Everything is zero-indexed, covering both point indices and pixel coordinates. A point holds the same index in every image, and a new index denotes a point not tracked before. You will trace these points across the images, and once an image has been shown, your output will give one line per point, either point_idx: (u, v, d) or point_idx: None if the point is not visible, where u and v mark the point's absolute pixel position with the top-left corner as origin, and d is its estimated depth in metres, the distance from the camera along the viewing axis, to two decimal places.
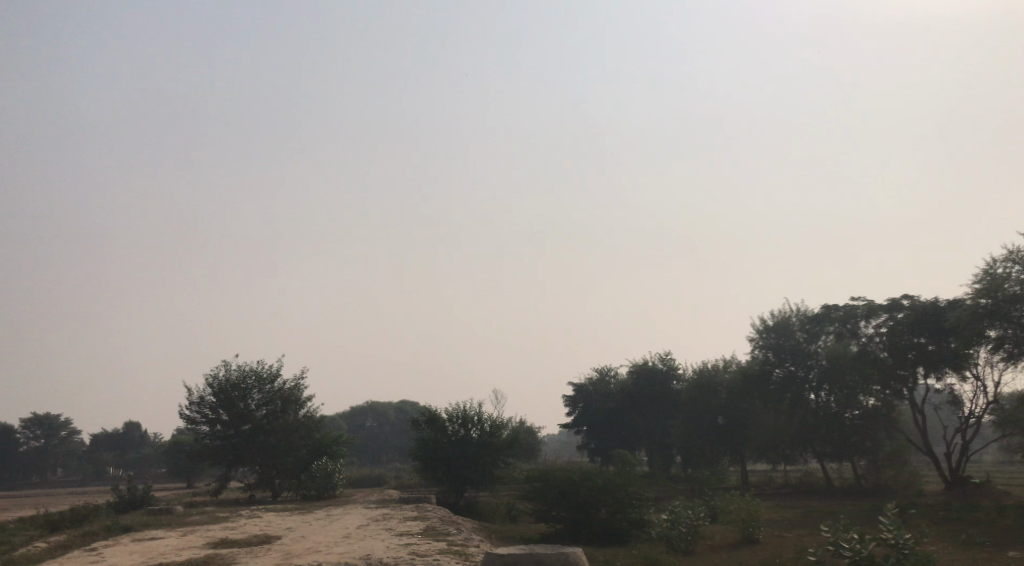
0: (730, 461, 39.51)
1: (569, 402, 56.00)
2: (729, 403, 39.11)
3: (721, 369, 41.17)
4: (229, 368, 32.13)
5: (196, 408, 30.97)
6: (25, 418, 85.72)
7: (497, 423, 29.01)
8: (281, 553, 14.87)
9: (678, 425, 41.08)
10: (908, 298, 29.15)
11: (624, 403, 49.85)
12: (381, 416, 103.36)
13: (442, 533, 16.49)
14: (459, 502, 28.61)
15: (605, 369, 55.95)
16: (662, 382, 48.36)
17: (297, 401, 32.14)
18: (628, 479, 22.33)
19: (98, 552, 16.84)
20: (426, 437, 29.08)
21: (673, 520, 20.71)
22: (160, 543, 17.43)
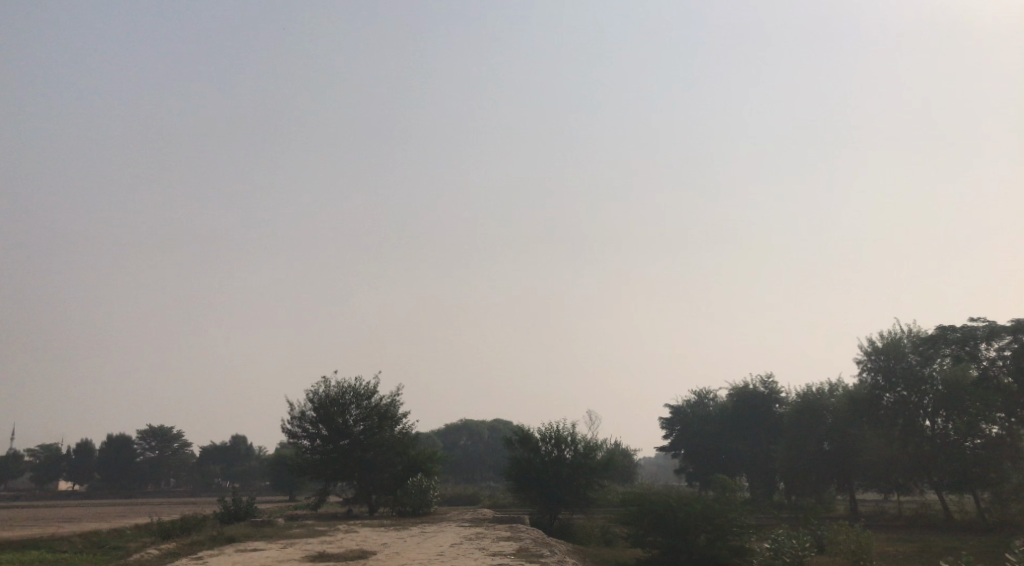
0: (837, 489, 37.76)
1: (666, 425, 54.85)
2: (835, 428, 37.43)
3: (826, 393, 39.44)
4: (329, 383, 32.84)
5: (297, 423, 31.75)
6: (141, 429, 89.91)
7: (591, 444, 28.54)
8: None
9: (781, 451, 39.55)
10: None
11: (723, 427, 48.44)
12: (477, 434, 103.97)
13: (536, 555, 16.23)
14: (553, 523, 28.20)
15: (704, 391, 54.57)
16: (764, 406, 46.75)
17: (393, 418, 32.51)
18: (728, 505, 21.48)
19: (204, 561, 17.34)
20: (519, 456, 28.86)
21: (776, 550, 19.84)
22: (261, 554, 17.81)
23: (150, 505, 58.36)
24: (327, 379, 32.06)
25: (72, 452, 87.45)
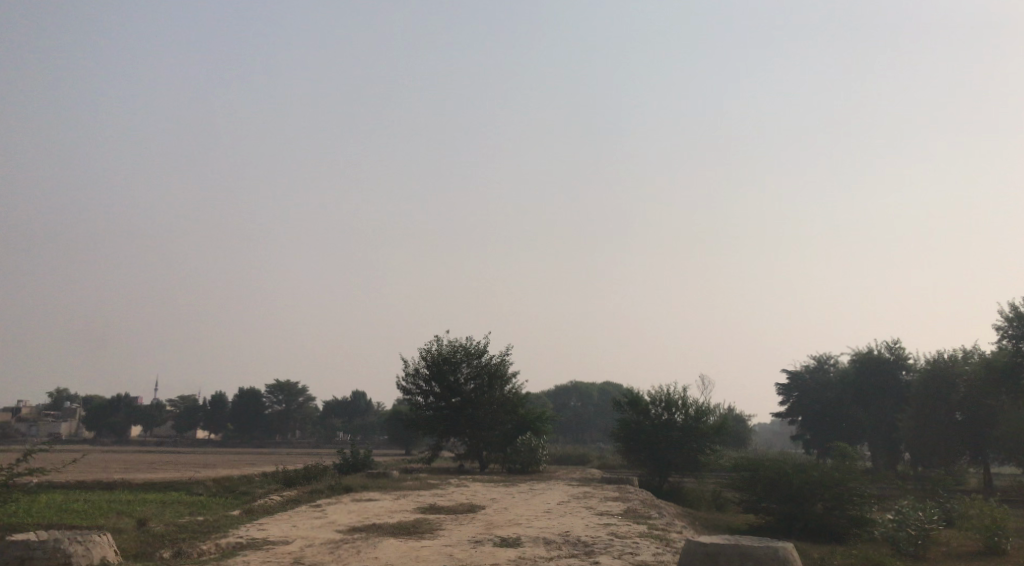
0: (969, 462, 35.82)
1: (782, 390, 53.38)
2: (968, 398, 35.37)
3: (960, 360, 37.25)
4: (440, 342, 33.44)
5: (411, 380, 32.54)
6: (269, 383, 94.37)
7: (702, 408, 28.01)
8: (483, 522, 15.07)
9: (907, 419, 37.79)
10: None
11: (844, 393, 46.64)
12: (587, 396, 104.12)
13: (645, 516, 16.00)
14: (663, 486, 27.89)
15: (825, 356, 52.66)
16: (889, 372, 44.75)
17: (504, 377, 32.80)
18: (848, 474, 20.77)
19: (322, 508, 18.00)
20: (629, 419, 28.68)
21: (900, 521, 18.97)
22: (375, 504, 18.37)
23: (278, 454, 61.45)
24: (439, 338, 32.63)
25: (207, 403, 92.77)
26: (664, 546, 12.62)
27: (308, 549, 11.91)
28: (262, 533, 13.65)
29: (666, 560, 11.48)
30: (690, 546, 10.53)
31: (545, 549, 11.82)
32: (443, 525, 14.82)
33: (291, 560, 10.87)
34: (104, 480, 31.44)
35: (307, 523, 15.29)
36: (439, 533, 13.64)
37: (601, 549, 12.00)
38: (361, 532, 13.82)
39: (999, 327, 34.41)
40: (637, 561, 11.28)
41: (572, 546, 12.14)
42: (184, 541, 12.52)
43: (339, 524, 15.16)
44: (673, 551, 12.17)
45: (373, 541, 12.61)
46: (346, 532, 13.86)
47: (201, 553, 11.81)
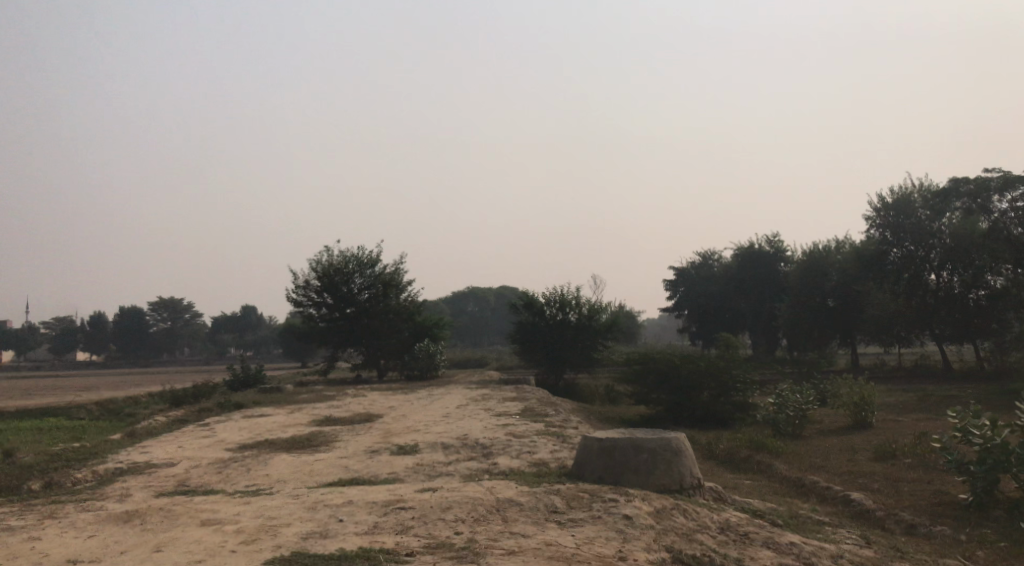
0: (840, 343, 38.07)
1: (670, 286, 55.08)
2: (839, 284, 37.21)
3: (832, 250, 39.14)
4: (331, 252, 32.46)
5: (301, 292, 31.51)
6: (152, 301, 90.98)
7: (595, 306, 28.38)
8: (381, 431, 14.79)
9: (784, 308, 39.64)
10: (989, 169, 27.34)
11: (727, 286, 48.41)
12: (484, 299, 104.51)
13: (542, 415, 16.08)
14: (559, 383, 28.40)
15: (709, 252, 54.34)
16: (769, 265, 46.53)
17: (398, 285, 32.29)
18: (731, 362, 21.53)
19: (211, 426, 17.31)
20: (524, 320, 28.87)
21: (780, 404, 19.90)
22: (268, 420, 17.80)
23: (166, 373, 59.49)
24: (329, 248, 31.63)
25: (86, 324, 88.27)
26: (561, 442, 12.68)
27: (193, 470, 11.35)
28: (144, 457, 12.96)
29: (563, 457, 11.52)
30: (587, 442, 10.55)
31: (443, 455, 11.66)
32: (339, 437, 14.45)
33: (175, 484, 10.31)
34: None
35: (194, 443, 14.65)
36: (336, 445, 13.31)
37: (499, 450, 11.93)
38: (252, 450, 13.30)
39: (867, 216, 36.32)
40: (535, 460, 11.27)
41: (471, 450, 12.04)
42: (55, 471, 11.72)
43: (229, 442, 14.58)
44: (571, 447, 12.27)
45: (264, 458, 12.14)
46: (236, 451, 13.32)
47: (75, 483, 11.10)
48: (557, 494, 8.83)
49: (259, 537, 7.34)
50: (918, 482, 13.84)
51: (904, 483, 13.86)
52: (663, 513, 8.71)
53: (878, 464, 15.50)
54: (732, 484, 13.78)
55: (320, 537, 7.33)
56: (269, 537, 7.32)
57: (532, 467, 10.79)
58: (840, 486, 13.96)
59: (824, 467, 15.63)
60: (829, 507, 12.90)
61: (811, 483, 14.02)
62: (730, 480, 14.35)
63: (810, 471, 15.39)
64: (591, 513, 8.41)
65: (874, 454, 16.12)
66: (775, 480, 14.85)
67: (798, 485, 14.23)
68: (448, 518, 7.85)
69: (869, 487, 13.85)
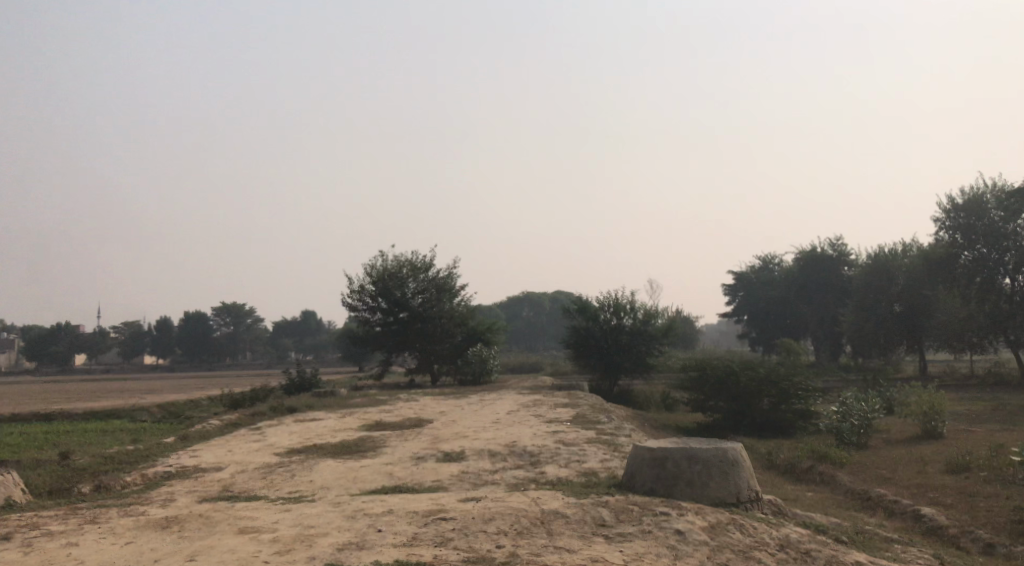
0: (907, 350, 36.67)
1: (729, 291, 53.98)
2: (906, 289, 35.81)
3: (898, 253, 37.77)
4: (385, 257, 32.56)
5: (356, 297, 31.67)
6: (215, 306, 93.03)
7: (650, 311, 27.85)
8: (430, 437, 14.58)
9: (849, 313, 38.43)
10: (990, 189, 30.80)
11: (788, 291, 47.15)
12: (539, 304, 104.15)
13: (594, 422, 15.67)
14: (614, 390, 27.90)
15: (769, 256, 53.11)
16: (831, 269, 45.08)
17: (451, 290, 32.18)
18: (792, 369, 20.78)
19: (263, 430, 17.33)
20: (579, 325, 28.47)
21: (843, 413, 19.12)
22: (320, 425, 17.75)
23: (229, 377, 60.76)
24: (384, 254, 31.74)
25: (153, 328, 90.71)
26: (612, 451, 12.27)
27: (239, 475, 11.27)
28: (194, 461, 12.97)
29: (614, 467, 11.12)
30: (638, 451, 10.15)
31: (490, 463, 11.36)
32: (388, 442, 14.27)
33: (220, 489, 10.23)
34: (42, 411, 30.37)
35: (243, 447, 14.64)
36: (383, 451, 13.14)
37: (548, 458, 11.58)
38: (300, 455, 13.20)
39: (935, 218, 34.96)
40: (584, 469, 10.89)
41: (518, 458, 11.72)
42: (106, 474, 11.79)
43: (278, 446, 14.53)
44: (622, 457, 11.86)
45: (310, 463, 12.01)
46: (284, 455, 13.24)
47: (124, 486, 11.13)
48: (605, 506, 8.44)
49: (294, 547, 7.13)
50: (994, 498, 13.03)
51: (979, 499, 13.07)
52: (718, 528, 8.25)
53: (950, 477, 14.68)
54: (793, 496, 13.18)
55: (357, 549, 7.10)
56: (304, 547, 7.12)
57: (581, 477, 10.41)
58: (908, 500, 13.24)
59: (891, 480, 14.86)
60: (898, 522, 12.23)
61: (879, 497, 13.32)
62: (791, 492, 13.73)
63: (877, 483, 14.67)
64: (640, 527, 8.01)
65: (946, 466, 15.29)
66: (839, 492, 14.17)
67: (864, 499, 13.54)
68: (490, 531, 7.55)
69: (941, 502, 13.10)
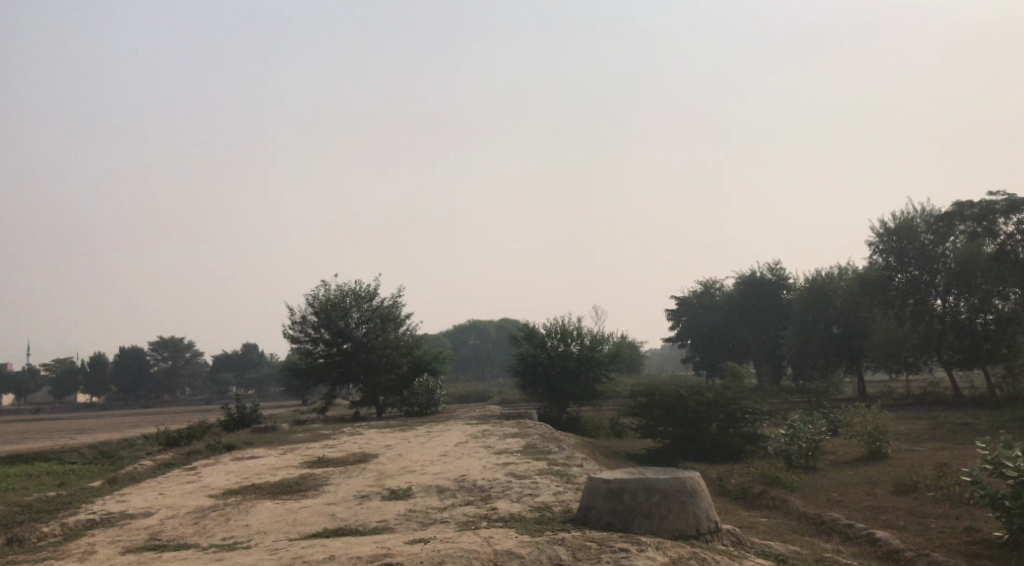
0: (846, 371, 37.16)
1: (672, 316, 54.37)
2: (844, 311, 36.32)
3: (835, 276, 38.44)
4: (327, 287, 31.80)
5: (298, 328, 30.76)
6: (152, 340, 90.36)
7: (598, 336, 27.69)
8: (375, 473, 13.96)
9: (789, 336, 38.87)
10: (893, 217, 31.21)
11: (730, 315, 47.61)
12: (485, 332, 103.65)
13: (545, 452, 15.25)
14: (562, 418, 27.55)
15: (710, 281, 53.71)
16: (771, 292, 45.62)
17: (396, 319, 31.56)
18: (740, 393, 20.71)
19: (197, 471, 16.45)
20: (525, 353, 28.10)
21: (792, 435, 19.03)
22: (259, 462, 16.95)
23: (166, 413, 58.73)
24: (326, 283, 30.97)
25: (86, 365, 87.38)
26: (565, 483, 11.87)
27: (168, 521, 10.54)
28: (120, 506, 12.13)
29: (568, 500, 10.71)
30: (593, 484, 9.76)
31: (438, 500, 10.84)
32: (330, 480, 13.63)
33: (146, 538, 9.52)
34: None
35: (176, 490, 13.83)
36: (325, 489, 12.49)
37: (499, 493, 11.11)
38: (237, 496, 12.48)
39: (870, 241, 35.74)
40: (538, 504, 10.45)
41: (468, 493, 11.22)
42: (22, 525, 10.93)
43: (213, 487, 13.76)
44: (576, 488, 11.45)
45: (246, 505, 11.33)
46: (219, 497, 12.50)
47: (41, 538, 10.32)
48: (561, 544, 8.04)
49: None
50: (946, 518, 12.99)
51: (931, 519, 13.00)
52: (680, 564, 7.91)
53: (900, 498, 14.64)
54: (747, 523, 12.93)
55: None
56: None
57: (535, 513, 9.97)
58: (862, 523, 13.11)
59: (842, 502, 14.76)
60: (854, 547, 12.06)
61: (832, 521, 13.16)
62: (744, 518, 13.49)
63: (829, 507, 14.52)
64: None
65: (895, 487, 15.26)
66: (793, 517, 13.99)
67: (818, 524, 13.35)
68: None
69: (894, 524, 12.98)
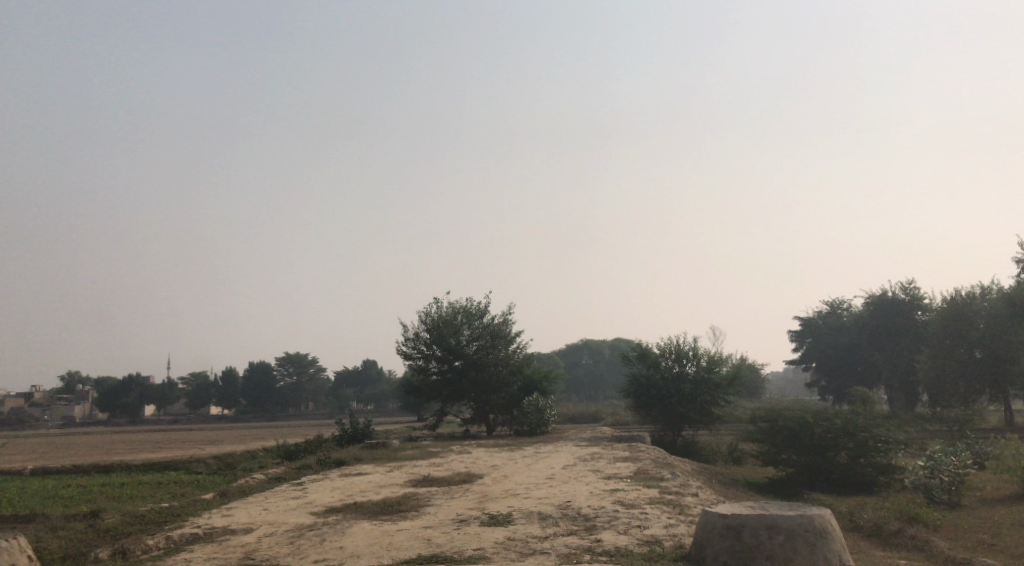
0: (991, 399, 34.16)
1: (795, 337, 51.96)
2: (987, 335, 33.41)
3: (977, 297, 35.48)
4: (439, 305, 31.83)
5: (411, 345, 30.90)
6: (279, 357, 93.78)
7: (715, 357, 26.39)
8: (477, 495, 13.43)
9: (925, 360, 36.13)
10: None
11: (858, 337, 44.92)
12: (598, 352, 102.40)
13: (657, 479, 14.35)
14: (677, 441, 26.40)
15: (837, 301, 51.06)
16: (904, 313, 42.71)
17: (506, 336, 31.18)
18: (871, 419, 19.10)
19: (304, 486, 16.40)
20: (638, 373, 27.09)
21: (931, 467, 17.34)
22: (364, 479, 16.77)
23: (291, 426, 60.48)
24: (438, 300, 30.96)
25: (218, 379, 91.40)
26: (677, 514, 10.99)
27: (266, 539, 10.34)
28: (224, 522, 12.08)
29: (679, 534, 9.86)
30: (708, 518, 8.89)
31: (539, 528, 10.18)
32: (432, 500, 13.22)
33: (241, 556, 9.31)
34: (98, 463, 30.09)
35: (280, 506, 13.72)
36: (425, 511, 12.03)
37: (604, 523, 10.35)
38: (338, 515, 12.23)
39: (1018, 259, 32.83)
40: (646, 537, 9.65)
41: (571, 522, 10.50)
42: (129, 537, 10.96)
43: (317, 504, 13.58)
44: (689, 522, 10.55)
45: (345, 525, 11.01)
46: (320, 515, 12.29)
47: (144, 551, 10.30)
48: None
49: None
50: None
51: None
52: None
53: None
54: None
55: None
56: None
57: (643, 547, 9.20)
58: None
59: (996, 546, 13.15)
60: None
61: None
62: (881, 560, 12.17)
63: (980, 551, 12.97)
64: None
65: None
66: (937, 560, 12.54)
67: None
68: None
69: None
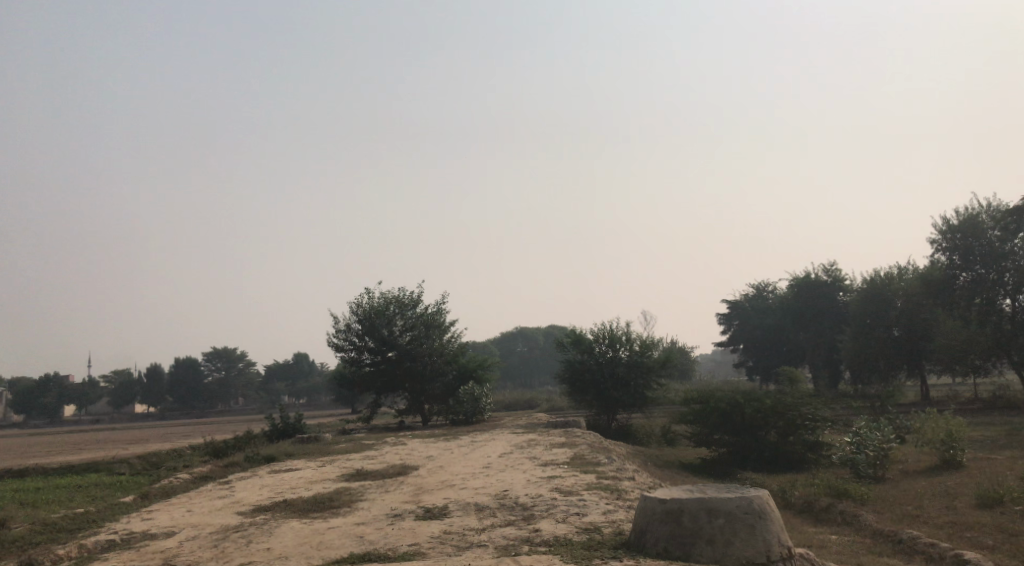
0: (908, 375, 35.27)
1: (723, 320, 52.89)
2: (905, 312, 34.43)
3: (895, 277, 36.52)
4: (371, 295, 31.23)
5: (343, 337, 30.25)
6: (205, 352, 91.16)
7: (647, 341, 26.55)
8: (412, 488, 13.11)
9: (847, 339, 37.11)
10: (982, 203, 30.59)
11: (783, 318, 45.93)
12: (533, 340, 102.52)
13: (593, 464, 14.25)
14: (611, 426, 26.48)
15: (763, 283, 52.11)
16: (827, 294, 43.75)
17: (439, 326, 30.80)
18: (799, 398, 19.41)
19: (230, 485, 15.79)
20: (572, 359, 27.06)
21: (858, 443, 17.69)
22: (295, 476, 16.23)
23: (221, 423, 58.67)
24: (370, 291, 30.36)
25: (143, 376, 88.41)
26: (615, 500, 10.88)
27: (188, 543, 9.83)
28: (143, 526, 11.48)
29: (618, 520, 9.73)
30: (647, 504, 8.77)
31: (476, 520, 9.94)
32: (365, 495, 12.84)
33: None
34: (14, 467, 28.65)
35: (205, 507, 13.13)
36: (358, 506, 11.67)
37: (542, 512, 10.16)
38: (266, 514, 11.75)
39: (932, 239, 33.91)
40: (586, 524, 9.50)
41: (508, 512, 10.27)
42: (37, 547, 10.29)
43: (244, 503, 13.05)
44: (628, 507, 10.44)
45: (273, 525, 10.56)
46: (247, 515, 11.79)
47: (55, 561, 9.68)
48: None
49: None
50: None
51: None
52: None
53: (985, 513, 13.29)
54: (817, 543, 11.80)
55: None
56: None
57: (583, 535, 9.05)
58: (947, 543, 11.83)
59: (922, 518, 13.45)
60: None
61: (912, 539, 11.93)
62: (814, 536, 12.31)
63: (905, 522, 13.26)
64: None
65: (978, 501, 13.85)
66: (867, 534, 12.75)
67: (895, 543, 12.15)
68: None
69: (983, 544, 11.69)
